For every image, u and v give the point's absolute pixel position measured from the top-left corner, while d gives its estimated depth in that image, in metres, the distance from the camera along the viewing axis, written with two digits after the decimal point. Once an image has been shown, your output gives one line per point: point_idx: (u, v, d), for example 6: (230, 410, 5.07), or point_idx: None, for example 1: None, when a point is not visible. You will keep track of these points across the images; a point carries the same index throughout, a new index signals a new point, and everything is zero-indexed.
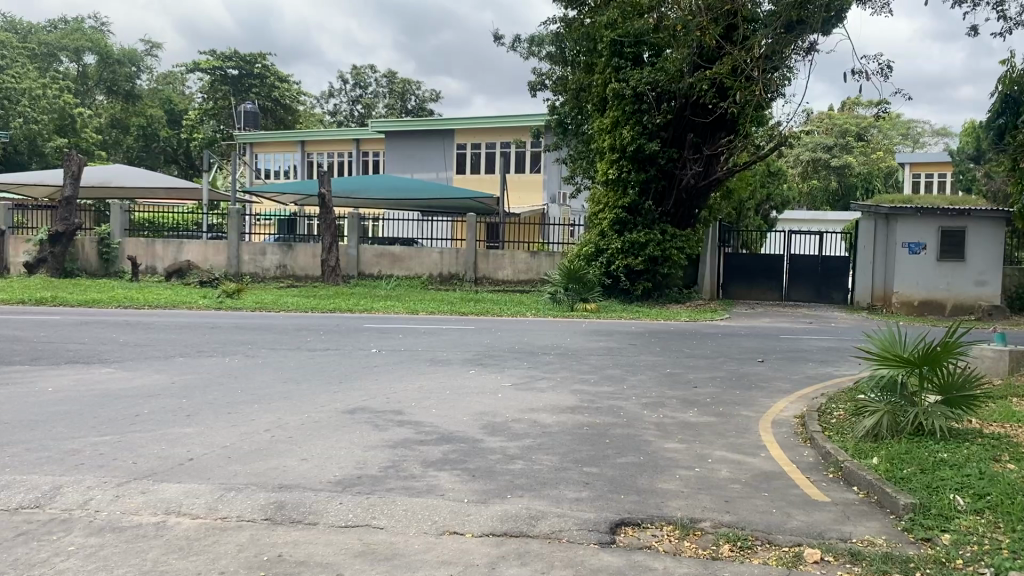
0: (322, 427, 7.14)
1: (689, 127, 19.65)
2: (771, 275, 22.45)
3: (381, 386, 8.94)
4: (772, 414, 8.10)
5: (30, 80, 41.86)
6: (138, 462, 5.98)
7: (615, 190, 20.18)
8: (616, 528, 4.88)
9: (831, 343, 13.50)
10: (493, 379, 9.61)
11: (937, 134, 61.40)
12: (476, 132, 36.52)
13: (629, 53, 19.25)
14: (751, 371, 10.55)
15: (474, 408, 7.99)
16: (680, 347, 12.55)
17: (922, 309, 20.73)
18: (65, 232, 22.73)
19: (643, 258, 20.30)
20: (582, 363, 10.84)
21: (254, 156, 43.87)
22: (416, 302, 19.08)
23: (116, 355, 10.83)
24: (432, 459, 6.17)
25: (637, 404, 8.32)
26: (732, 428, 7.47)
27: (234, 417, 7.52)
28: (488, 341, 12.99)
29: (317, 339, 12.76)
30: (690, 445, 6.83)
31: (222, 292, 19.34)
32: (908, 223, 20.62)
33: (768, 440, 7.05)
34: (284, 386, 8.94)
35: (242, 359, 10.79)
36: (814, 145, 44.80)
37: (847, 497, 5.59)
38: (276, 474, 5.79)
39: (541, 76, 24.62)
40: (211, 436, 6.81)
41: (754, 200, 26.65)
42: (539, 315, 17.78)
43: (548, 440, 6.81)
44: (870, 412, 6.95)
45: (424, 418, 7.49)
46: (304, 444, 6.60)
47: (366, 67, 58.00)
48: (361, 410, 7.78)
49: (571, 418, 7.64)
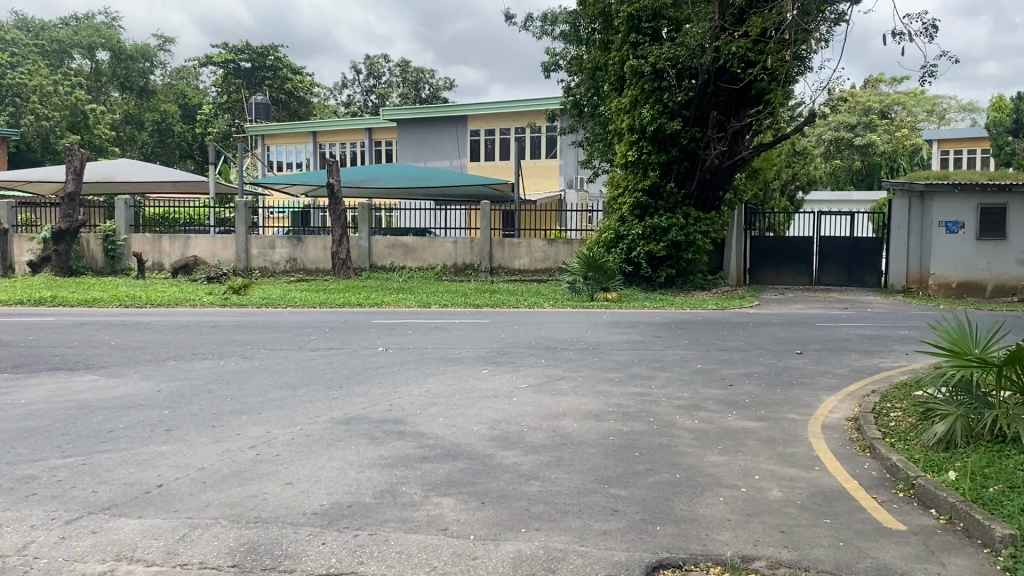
0: (314, 442, 6.35)
1: (713, 105, 18.41)
2: (801, 258, 21.47)
3: (385, 392, 8.12)
4: (821, 416, 7.20)
5: (42, 77, 41.45)
6: (96, 493, 5.26)
7: (636, 173, 19.18)
8: (652, 572, 4.03)
9: (873, 331, 12.53)
10: (507, 380, 8.74)
11: (964, 109, 59.65)
12: (489, 118, 35.59)
13: (648, 28, 18.33)
14: (791, 365, 9.61)
15: (486, 416, 7.14)
16: (709, 339, 11.65)
17: (961, 291, 19.59)
18: (69, 228, 22.05)
19: (666, 243, 19.34)
20: (605, 360, 9.95)
21: (266, 148, 43.28)
22: (430, 295, 18.22)
23: (102, 360, 10.07)
24: (436, 481, 5.34)
25: (669, 408, 7.42)
26: (779, 435, 6.57)
27: (217, 431, 6.77)
28: (504, 336, 12.13)
29: (321, 337, 11.97)
30: (732, 457, 5.94)
31: (228, 288, 18.62)
32: (945, 200, 19.35)
33: (823, 451, 6.16)
34: (278, 393, 8.16)
35: (238, 362, 9.99)
36: (837, 124, 43.54)
37: (927, 524, 4.67)
38: (255, 505, 5.04)
39: (555, 56, 23.65)
40: (188, 456, 6.09)
41: (781, 180, 25.57)
42: (559, 305, 16.89)
43: (570, 454, 5.97)
44: (939, 415, 6.03)
45: (428, 429, 6.66)
46: (291, 464, 5.83)
47: (380, 56, 57.22)
48: (360, 420, 6.97)
49: (597, 426, 6.78)
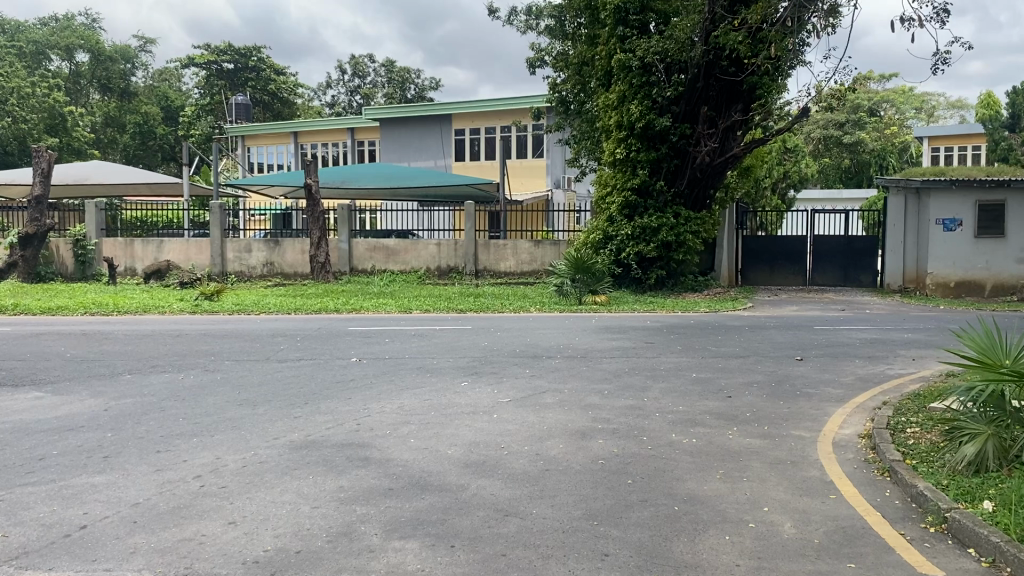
0: (268, 471, 5.64)
1: (703, 100, 17.81)
2: (794, 258, 20.90)
3: (353, 409, 7.41)
4: (831, 433, 6.55)
5: (19, 79, 40.26)
6: (6, 538, 4.54)
7: (624, 171, 18.56)
8: None
9: (874, 335, 11.93)
10: (488, 394, 8.05)
11: (952, 107, 59.42)
12: (474, 117, 34.92)
13: (636, 21, 17.69)
14: (793, 373, 8.96)
15: (463, 437, 6.45)
16: (704, 344, 11.01)
17: (959, 290, 19.06)
18: (36, 233, 21.07)
19: (656, 243, 18.67)
20: (594, 369, 9.28)
21: (247, 149, 42.40)
22: (411, 299, 17.45)
23: (52, 375, 9.28)
24: (401, 521, 4.65)
25: (663, 423, 6.76)
26: (786, 456, 5.92)
27: (162, 457, 6.04)
28: (486, 343, 11.44)
29: (291, 347, 11.21)
30: (735, 484, 5.29)
31: (200, 295, 17.76)
32: (942, 196, 18.82)
33: (839, 476, 5.50)
34: (235, 412, 7.42)
35: (198, 376, 9.24)
36: (826, 122, 43.16)
37: (966, 568, 4.04)
38: (188, 552, 4.33)
39: (540, 52, 23.00)
40: (123, 489, 5.36)
41: (771, 178, 25.04)
42: (546, 309, 16.18)
43: (554, 484, 5.29)
44: (967, 435, 5.39)
45: (396, 455, 5.98)
46: (238, 499, 5.12)
47: (365, 56, 56.47)
48: (321, 444, 6.27)
49: (585, 447, 6.11)
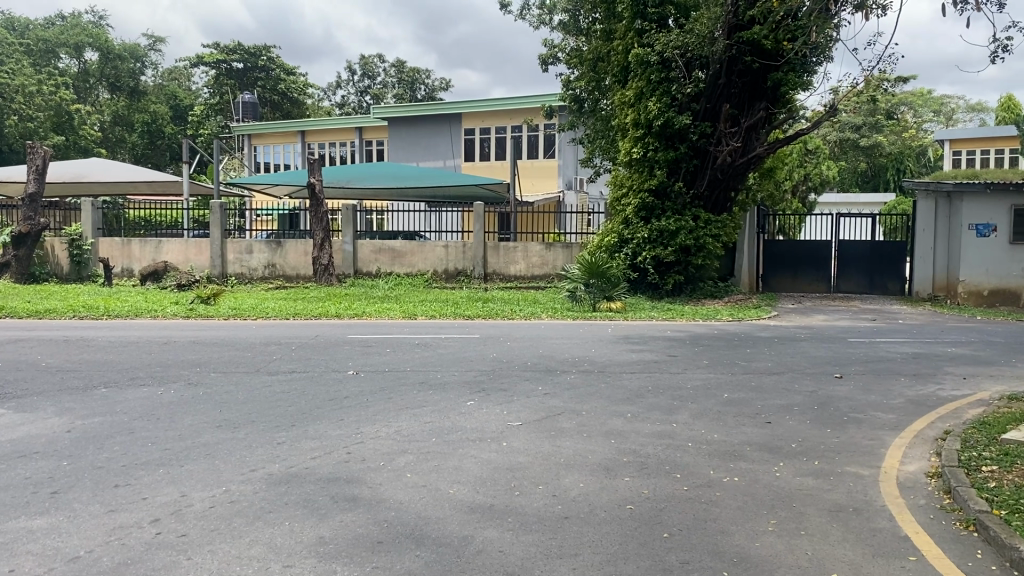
0: (238, 515, 4.80)
1: (725, 97, 16.81)
2: (818, 263, 20.04)
3: (344, 435, 6.56)
4: (893, 472, 5.64)
5: (26, 76, 39.70)
6: None
7: (641, 172, 17.69)
8: None
9: (915, 349, 11.01)
10: (498, 416, 7.18)
11: (971, 110, 58.26)
12: (484, 116, 34.13)
13: (654, 14, 16.84)
14: (836, 394, 8.06)
15: (467, 472, 5.58)
16: (732, 358, 10.12)
17: (993, 299, 18.06)
18: (30, 232, 20.33)
19: (674, 247, 17.78)
20: (614, 386, 8.41)
21: (253, 149, 41.75)
22: (416, 305, 16.59)
23: (20, 389, 8.46)
24: None
25: (698, 457, 5.88)
26: (846, 501, 5.05)
27: (119, 494, 5.20)
28: (496, 354, 10.61)
29: (285, 357, 10.37)
30: (791, 540, 4.41)
31: (196, 298, 17.02)
32: (976, 200, 17.91)
33: (914, 529, 4.61)
34: (212, 437, 6.57)
35: (180, 391, 8.41)
36: (842, 127, 40.41)
37: None
38: None
39: (552, 48, 22.19)
40: (64, 537, 4.52)
41: (792, 180, 24.08)
42: (560, 316, 15.31)
43: (574, 537, 4.42)
44: None
45: (390, 495, 5.13)
46: (198, 553, 4.28)
47: (375, 56, 55.81)
48: (304, 479, 5.43)
49: (610, 488, 5.23)
